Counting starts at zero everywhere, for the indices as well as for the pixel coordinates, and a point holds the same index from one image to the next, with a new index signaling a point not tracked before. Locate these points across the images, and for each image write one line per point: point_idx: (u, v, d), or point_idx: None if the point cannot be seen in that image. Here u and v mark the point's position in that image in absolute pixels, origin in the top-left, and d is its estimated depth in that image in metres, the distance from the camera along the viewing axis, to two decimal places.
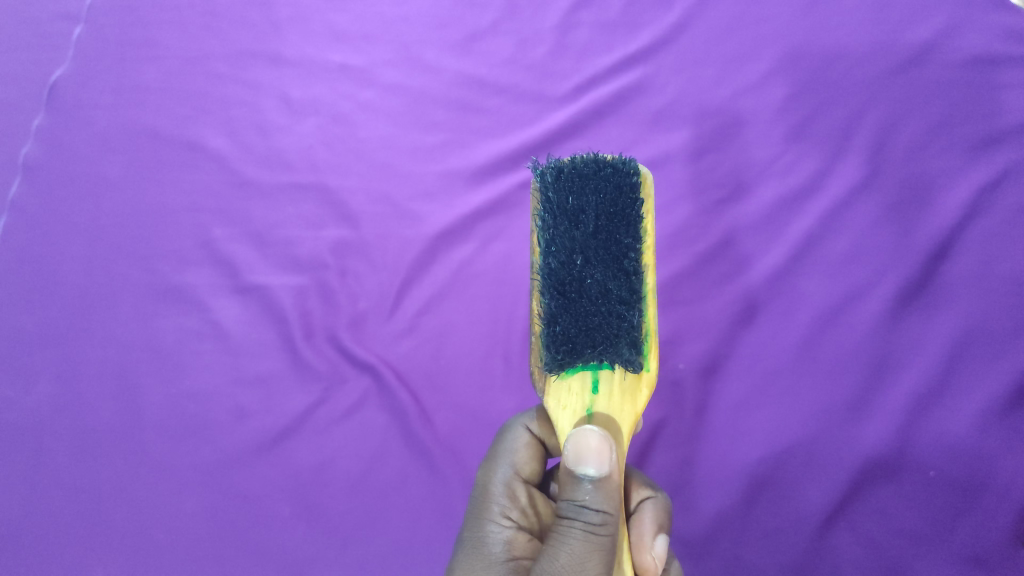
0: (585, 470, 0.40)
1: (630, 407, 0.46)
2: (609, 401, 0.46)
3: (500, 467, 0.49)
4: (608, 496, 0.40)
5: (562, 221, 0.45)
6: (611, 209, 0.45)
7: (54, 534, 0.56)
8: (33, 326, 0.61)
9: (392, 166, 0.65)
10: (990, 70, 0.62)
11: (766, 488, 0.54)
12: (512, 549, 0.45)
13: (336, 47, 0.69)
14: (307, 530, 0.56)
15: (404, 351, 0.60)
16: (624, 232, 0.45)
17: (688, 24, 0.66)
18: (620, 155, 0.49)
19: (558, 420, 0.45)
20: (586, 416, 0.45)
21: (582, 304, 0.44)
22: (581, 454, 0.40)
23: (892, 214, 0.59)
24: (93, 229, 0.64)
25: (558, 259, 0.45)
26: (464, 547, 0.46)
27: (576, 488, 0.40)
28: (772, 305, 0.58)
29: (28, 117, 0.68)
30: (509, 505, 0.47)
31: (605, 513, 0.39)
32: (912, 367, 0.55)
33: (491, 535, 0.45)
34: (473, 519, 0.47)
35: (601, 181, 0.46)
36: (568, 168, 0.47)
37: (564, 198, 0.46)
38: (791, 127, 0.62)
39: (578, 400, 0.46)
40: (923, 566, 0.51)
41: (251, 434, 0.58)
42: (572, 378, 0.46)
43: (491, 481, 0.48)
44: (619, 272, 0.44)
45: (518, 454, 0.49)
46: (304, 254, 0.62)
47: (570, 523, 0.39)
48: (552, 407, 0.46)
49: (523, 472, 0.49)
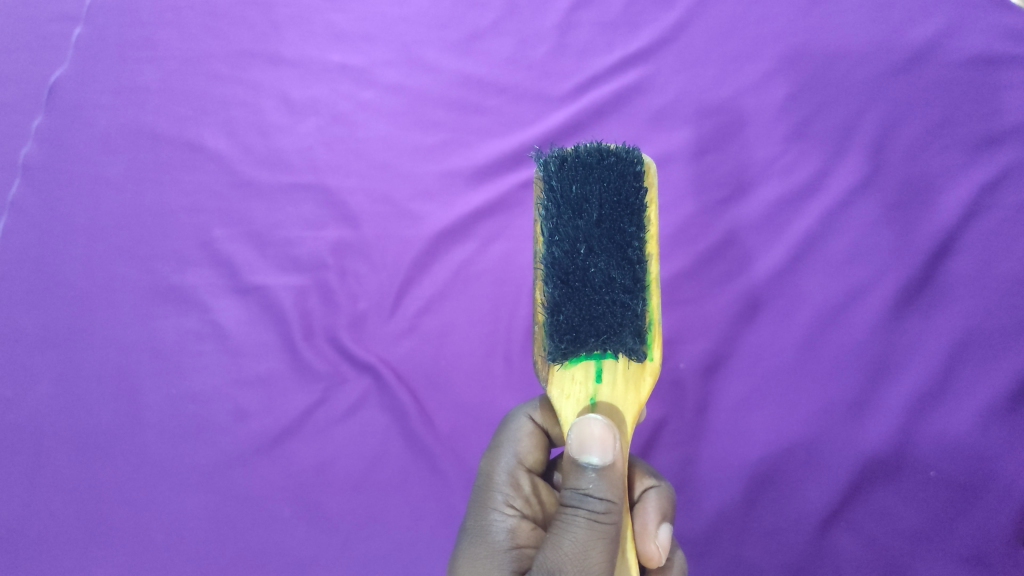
0: (589, 458, 0.40)
1: (634, 395, 0.46)
2: (613, 390, 0.46)
3: (503, 456, 0.49)
4: (611, 484, 0.40)
5: (565, 210, 0.45)
6: (615, 198, 0.45)
7: (55, 535, 0.56)
8: (33, 326, 0.61)
9: (393, 166, 0.65)
10: (990, 70, 0.62)
11: (767, 487, 0.54)
12: (515, 537, 0.45)
13: (336, 47, 0.69)
14: (307, 530, 0.55)
15: (405, 351, 0.60)
16: (627, 221, 0.45)
17: (688, 24, 0.66)
18: (623, 145, 0.49)
19: (561, 409, 0.45)
20: (590, 405, 0.45)
21: (586, 293, 0.44)
22: (585, 443, 0.40)
23: (892, 214, 0.59)
24: (93, 230, 0.64)
25: (561, 248, 0.45)
26: (468, 536, 0.46)
27: (580, 476, 0.40)
28: (773, 304, 0.58)
29: (27, 117, 0.67)
30: (512, 493, 0.47)
31: (608, 501, 0.39)
32: (913, 366, 0.55)
33: (495, 523, 0.45)
34: (477, 507, 0.47)
35: (605, 170, 0.46)
36: (571, 157, 0.47)
37: (567, 187, 0.46)
38: (791, 126, 0.62)
39: (581, 388, 0.46)
40: (924, 566, 0.51)
41: (252, 434, 0.58)
42: (575, 367, 0.46)
43: (494, 470, 0.48)
44: (623, 260, 0.44)
45: (522, 442, 0.49)
46: (304, 254, 0.62)
47: (573, 511, 0.39)
48: (556, 396, 0.46)
49: (526, 461, 0.49)
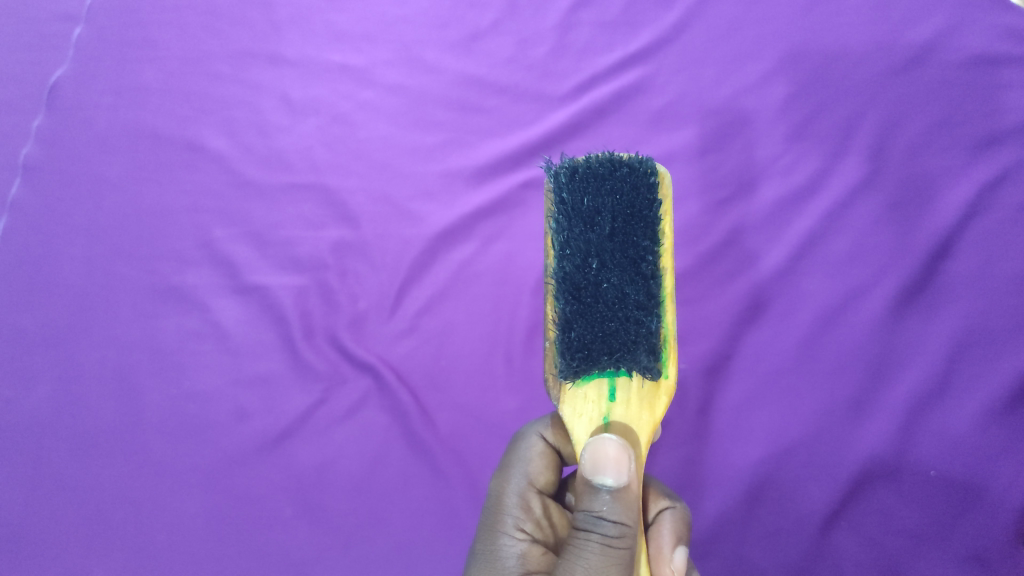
0: (603, 479, 0.40)
1: (648, 415, 0.45)
2: (627, 409, 0.45)
3: (513, 477, 0.49)
4: (626, 507, 0.40)
5: (576, 223, 0.45)
6: (628, 211, 0.45)
7: (55, 536, 0.56)
8: (34, 327, 0.61)
9: (392, 166, 0.65)
10: (991, 69, 0.62)
11: (766, 488, 0.54)
12: (526, 563, 0.44)
13: (336, 47, 0.69)
14: (307, 529, 0.56)
15: (404, 351, 0.60)
16: (641, 234, 0.45)
17: (687, 24, 0.66)
18: (637, 154, 0.48)
19: (574, 429, 0.45)
20: (602, 425, 0.45)
21: (598, 310, 0.43)
22: (598, 463, 0.40)
23: (891, 214, 0.59)
24: (93, 230, 0.64)
25: (573, 262, 0.45)
26: (477, 560, 0.46)
27: (593, 498, 0.40)
28: (773, 305, 0.58)
29: (28, 118, 0.68)
30: (523, 516, 0.47)
31: (622, 524, 0.39)
32: (913, 367, 0.55)
33: (505, 548, 0.45)
34: (487, 530, 0.47)
35: (617, 182, 0.46)
36: (582, 167, 0.47)
37: (579, 199, 0.46)
38: (791, 126, 0.62)
39: (594, 408, 0.46)
40: (923, 567, 0.51)
41: (252, 434, 0.58)
42: (588, 386, 0.46)
43: (504, 492, 0.48)
44: (636, 275, 0.44)
45: (533, 463, 0.49)
46: (304, 254, 0.62)
47: (586, 535, 0.39)
48: (568, 415, 0.46)
49: (537, 482, 0.49)
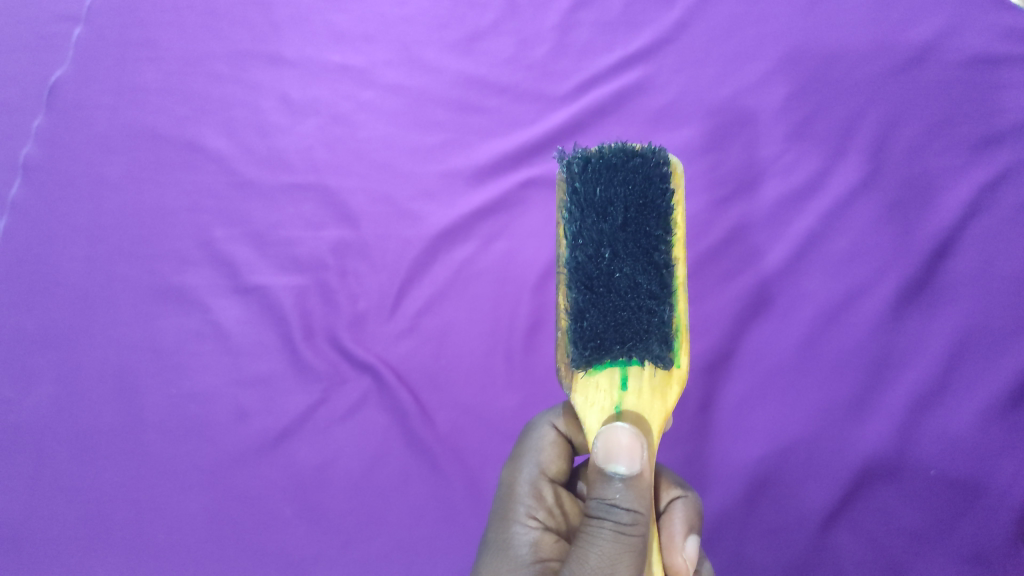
0: (615, 467, 0.40)
1: (660, 404, 0.45)
2: (639, 398, 0.45)
3: (525, 466, 0.49)
4: (638, 494, 0.40)
5: (589, 213, 0.45)
6: (640, 201, 0.45)
7: (54, 536, 0.56)
8: (34, 327, 0.61)
9: (392, 166, 0.65)
10: (991, 70, 0.63)
11: (766, 486, 0.54)
12: (538, 550, 0.44)
13: (336, 48, 0.69)
14: (306, 529, 0.55)
15: (404, 350, 0.60)
16: (653, 224, 0.45)
17: (687, 24, 0.66)
18: (649, 146, 0.48)
19: (586, 418, 0.45)
20: (615, 414, 0.45)
21: (610, 299, 0.44)
22: (611, 452, 0.41)
23: (891, 213, 0.59)
24: (93, 229, 0.64)
25: (585, 252, 0.45)
26: (489, 549, 0.45)
27: (606, 486, 0.40)
28: (773, 304, 0.58)
29: (28, 117, 0.68)
30: (535, 505, 0.47)
31: (635, 512, 0.39)
32: (913, 366, 0.55)
33: (518, 535, 0.45)
34: (499, 519, 0.47)
35: (629, 173, 0.46)
36: (594, 158, 0.47)
37: (592, 190, 0.46)
38: (790, 126, 0.63)
39: (606, 397, 0.46)
40: (923, 566, 0.51)
41: (252, 434, 0.58)
42: (600, 374, 0.46)
43: (516, 481, 0.49)
44: (648, 265, 0.44)
45: (544, 452, 0.49)
46: (304, 254, 0.62)
47: (599, 522, 0.39)
48: (581, 405, 0.46)
49: (549, 471, 0.49)
